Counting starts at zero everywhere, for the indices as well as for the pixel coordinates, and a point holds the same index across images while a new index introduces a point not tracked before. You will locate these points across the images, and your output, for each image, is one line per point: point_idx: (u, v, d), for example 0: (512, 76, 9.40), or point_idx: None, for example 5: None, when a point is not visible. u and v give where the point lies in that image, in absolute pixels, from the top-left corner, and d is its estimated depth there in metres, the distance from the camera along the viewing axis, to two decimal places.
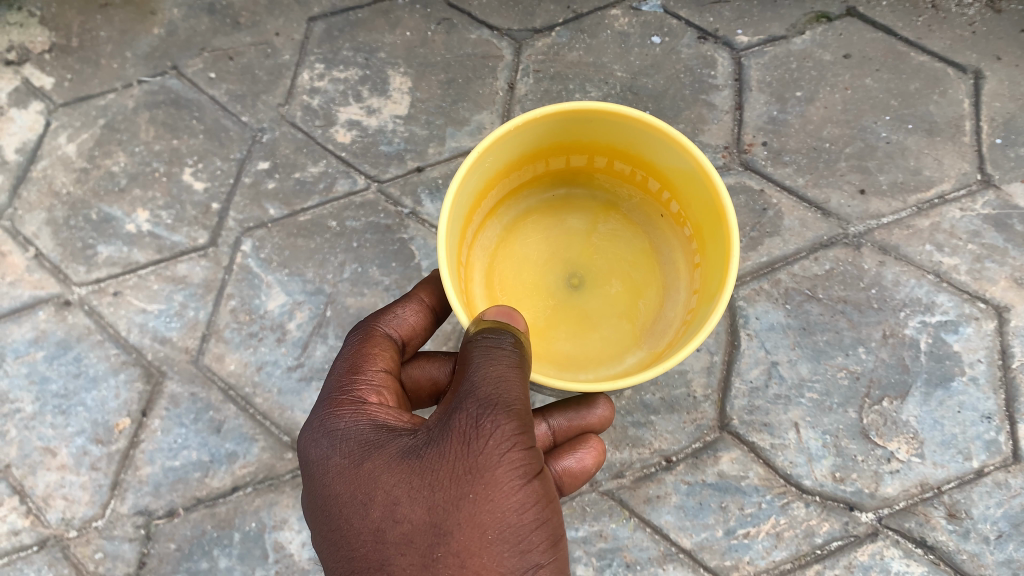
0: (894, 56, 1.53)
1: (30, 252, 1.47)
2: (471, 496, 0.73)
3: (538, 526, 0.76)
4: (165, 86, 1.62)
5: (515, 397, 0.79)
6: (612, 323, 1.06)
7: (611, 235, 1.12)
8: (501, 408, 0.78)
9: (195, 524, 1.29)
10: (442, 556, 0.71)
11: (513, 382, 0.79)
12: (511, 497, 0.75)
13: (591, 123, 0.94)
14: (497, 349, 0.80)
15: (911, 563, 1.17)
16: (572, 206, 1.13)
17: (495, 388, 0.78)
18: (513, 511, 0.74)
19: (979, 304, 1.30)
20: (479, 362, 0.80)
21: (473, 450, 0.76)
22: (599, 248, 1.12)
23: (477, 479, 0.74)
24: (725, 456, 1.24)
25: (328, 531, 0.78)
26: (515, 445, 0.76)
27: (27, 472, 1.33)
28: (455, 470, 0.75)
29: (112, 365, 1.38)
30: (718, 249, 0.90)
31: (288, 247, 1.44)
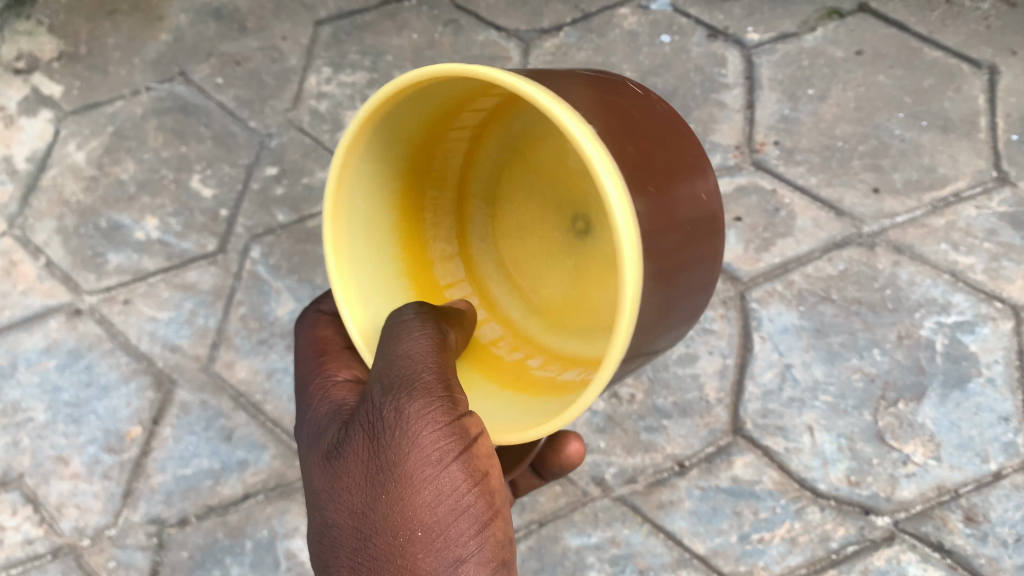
0: (907, 52, 1.51)
1: (41, 261, 1.47)
2: (385, 497, 0.72)
3: (458, 517, 0.70)
4: (173, 93, 1.63)
5: (418, 375, 0.73)
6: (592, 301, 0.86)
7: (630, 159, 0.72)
8: (406, 390, 0.73)
9: (208, 532, 1.27)
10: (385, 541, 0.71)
11: (410, 348, 0.74)
12: (428, 476, 0.71)
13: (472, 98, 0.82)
14: (403, 326, 0.76)
15: (929, 567, 1.14)
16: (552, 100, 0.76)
17: (399, 370, 0.74)
18: (427, 506, 0.70)
19: (995, 304, 1.28)
20: (392, 337, 0.76)
21: (386, 438, 0.73)
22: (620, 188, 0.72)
23: (391, 477, 0.72)
24: (739, 460, 1.22)
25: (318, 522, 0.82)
26: (425, 419, 0.71)
27: (40, 481, 1.32)
28: (398, 502, 0.71)
29: (122, 373, 1.37)
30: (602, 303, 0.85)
31: (298, 253, 1.43)
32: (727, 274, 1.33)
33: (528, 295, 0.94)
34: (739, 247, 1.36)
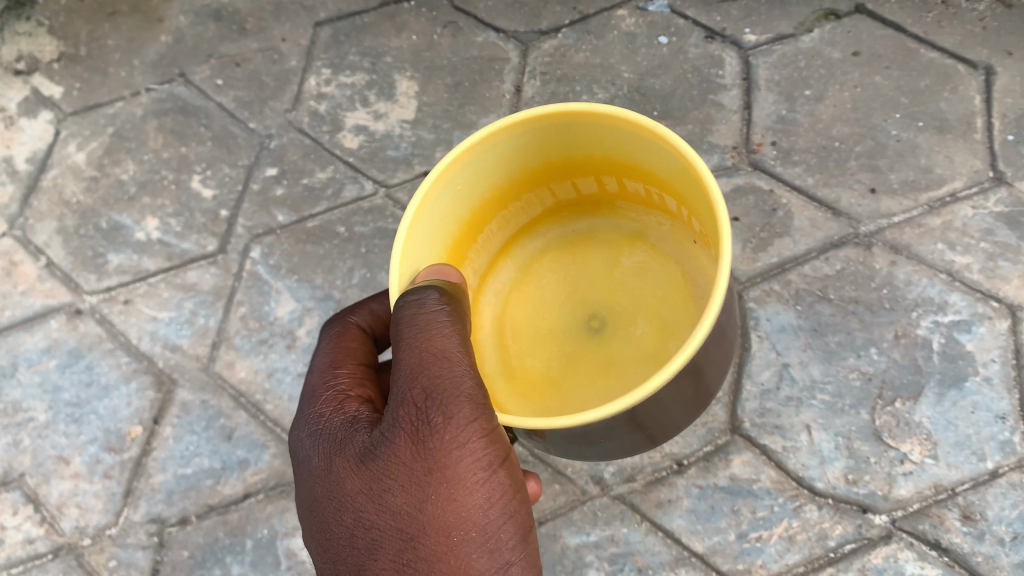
0: (904, 53, 1.52)
1: (42, 262, 1.48)
2: (432, 499, 0.73)
3: (504, 522, 0.74)
4: (172, 94, 1.63)
5: (462, 384, 0.76)
6: (635, 366, 1.07)
7: (637, 267, 1.14)
8: (450, 396, 0.75)
9: (208, 531, 1.27)
10: (435, 543, 0.72)
11: (455, 356, 0.77)
12: (479, 481, 0.74)
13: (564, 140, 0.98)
14: (438, 336, 0.78)
15: (926, 565, 1.15)
16: (593, 240, 1.17)
17: (440, 377, 0.76)
18: (478, 508, 0.73)
19: (991, 303, 1.28)
20: (431, 345, 0.77)
21: (431, 442, 0.74)
22: (621, 284, 1.14)
23: (438, 481, 0.73)
24: (736, 459, 1.23)
25: (315, 532, 0.79)
26: (473, 427, 0.74)
27: (41, 481, 1.33)
28: (447, 506, 0.73)
29: (123, 373, 1.38)
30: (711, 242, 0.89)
31: (297, 253, 1.44)
32: None
33: (548, 355, 1.12)
34: (737, 249, 1.38)
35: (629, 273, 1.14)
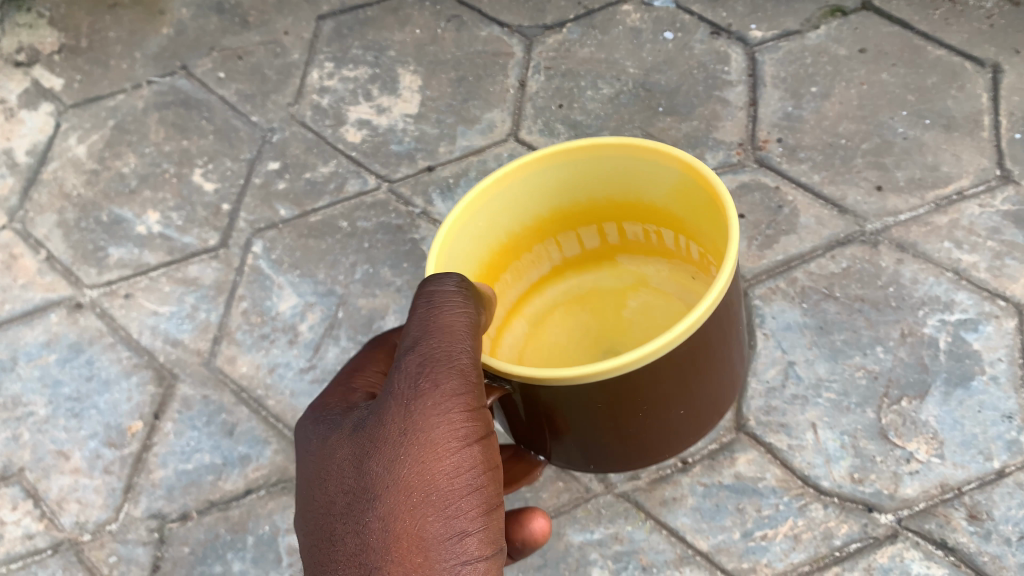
0: (911, 50, 1.52)
1: (42, 255, 1.47)
2: (400, 457, 0.69)
3: (468, 494, 0.69)
4: (174, 87, 1.63)
5: (459, 357, 0.72)
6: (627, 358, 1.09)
7: (646, 310, 1.08)
8: (436, 365, 0.72)
9: (209, 527, 1.24)
10: (397, 501, 0.68)
11: (450, 339, 0.73)
12: (446, 449, 0.69)
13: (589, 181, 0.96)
14: (448, 303, 0.74)
15: (932, 565, 1.13)
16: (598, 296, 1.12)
17: (438, 346, 0.72)
18: (443, 475, 0.69)
19: (999, 302, 1.28)
20: (424, 314, 0.74)
21: (410, 400, 0.71)
22: (634, 324, 1.09)
23: (409, 440, 0.70)
24: (741, 458, 1.22)
25: (304, 515, 0.75)
26: (453, 397, 0.70)
27: (40, 476, 1.30)
28: (411, 464, 0.69)
29: (124, 367, 1.36)
30: (716, 233, 0.88)
31: (300, 248, 1.43)
32: None
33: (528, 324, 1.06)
34: (742, 245, 1.37)
35: (644, 309, 1.08)
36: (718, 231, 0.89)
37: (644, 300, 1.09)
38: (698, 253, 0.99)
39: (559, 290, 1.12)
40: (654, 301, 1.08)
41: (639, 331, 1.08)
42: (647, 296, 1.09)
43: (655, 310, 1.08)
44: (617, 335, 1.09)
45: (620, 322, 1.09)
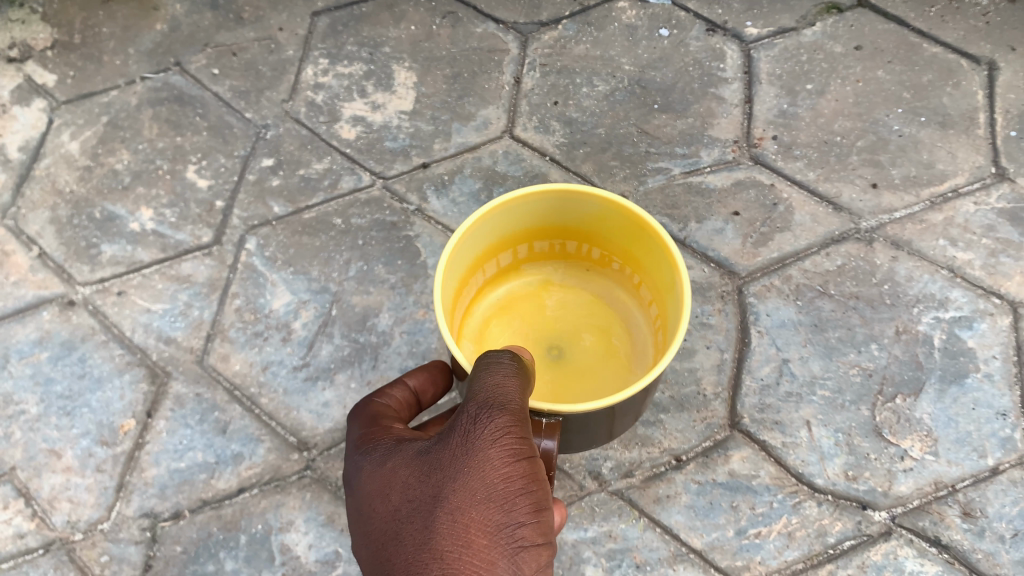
0: (906, 47, 1.53)
1: (34, 252, 1.45)
2: (462, 467, 0.72)
3: (525, 499, 0.72)
4: (169, 83, 1.63)
5: (513, 400, 0.78)
6: (602, 366, 1.17)
7: (561, 302, 1.22)
8: (495, 402, 0.77)
9: (202, 526, 1.21)
10: (461, 499, 0.70)
11: (506, 387, 0.79)
12: (506, 462, 0.73)
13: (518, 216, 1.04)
14: (500, 366, 0.81)
15: (926, 562, 1.12)
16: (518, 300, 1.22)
17: (494, 392, 0.78)
18: (501, 479, 0.72)
19: (993, 300, 1.28)
20: (481, 376, 0.80)
21: (472, 431, 0.75)
22: (556, 317, 1.21)
23: (469, 455, 0.73)
24: (736, 455, 1.21)
25: (358, 538, 0.76)
26: (507, 424, 0.75)
27: (32, 474, 1.26)
28: (474, 472, 0.72)
29: (116, 365, 1.34)
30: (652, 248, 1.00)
31: (293, 245, 1.43)
32: (724, 269, 1.34)
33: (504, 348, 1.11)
34: (736, 242, 1.37)
35: (562, 306, 1.22)
36: (647, 249, 1.03)
37: (563, 298, 1.23)
38: (600, 255, 1.15)
39: (493, 302, 1.21)
40: (571, 298, 1.23)
41: (565, 328, 1.20)
42: (575, 299, 1.22)
43: (577, 305, 1.22)
44: (551, 334, 1.20)
45: (549, 320, 1.21)
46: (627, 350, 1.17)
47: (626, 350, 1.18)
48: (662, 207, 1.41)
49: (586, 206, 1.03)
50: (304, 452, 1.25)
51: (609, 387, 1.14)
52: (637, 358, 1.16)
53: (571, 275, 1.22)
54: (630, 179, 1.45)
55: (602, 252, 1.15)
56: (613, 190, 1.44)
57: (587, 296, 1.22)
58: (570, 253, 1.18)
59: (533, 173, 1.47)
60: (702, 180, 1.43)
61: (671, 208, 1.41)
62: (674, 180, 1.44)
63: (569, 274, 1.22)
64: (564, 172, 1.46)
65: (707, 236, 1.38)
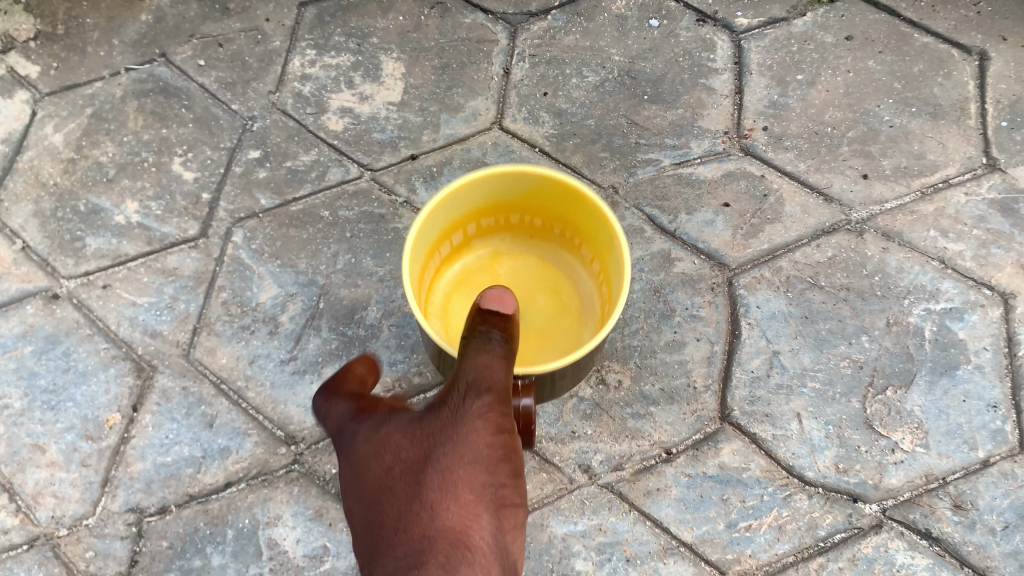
0: (897, 38, 1.53)
1: (18, 245, 1.43)
2: (451, 432, 0.75)
3: (506, 465, 0.75)
4: (153, 74, 1.61)
5: (499, 379, 0.82)
6: (560, 323, 1.23)
7: (513, 270, 1.26)
8: (481, 383, 0.80)
9: (188, 521, 1.20)
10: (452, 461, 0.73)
11: (493, 367, 0.82)
12: (491, 430, 0.76)
13: (464, 201, 1.10)
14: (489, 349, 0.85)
15: (916, 555, 1.12)
16: (473, 275, 1.26)
17: (481, 371, 0.82)
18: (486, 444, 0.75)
19: (984, 291, 1.27)
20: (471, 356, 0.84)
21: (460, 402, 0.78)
22: (510, 282, 1.26)
23: (457, 421, 0.76)
24: (726, 448, 1.20)
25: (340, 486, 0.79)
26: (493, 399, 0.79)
27: (15, 470, 1.25)
28: (464, 434, 0.75)
29: (101, 359, 1.32)
30: (592, 209, 1.07)
31: (280, 238, 1.42)
32: (715, 261, 1.34)
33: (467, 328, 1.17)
34: (727, 234, 1.36)
35: (513, 273, 1.26)
36: (585, 212, 1.10)
37: (513, 264, 1.27)
38: (541, 222, 1.20)
39: (448, 279, 1.24)
40: (520, 264, 1.27)
41: (520, 293, 1.25)
42: (522, 263, 1.27)
43: (526, 269, 1.26)
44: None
45: (503, 286, 1.25)
46: (577, 305, 1.24)
47: (576, 305, 1.24)
48: (652, 199, 1.40)
49: (521, 180, 1.09)
50: (292, 446, 1.24)
51: (567, 343, 1.21)
52: (587, 310, 1.23)
53: (517, 243, 1.25)
54: (619, 171, 1.44)
55: (543, 219, 1.19)
56: (604, 182, 1.43)
57: (535, 261, 1.26)
58: (514, 224, 1.22)
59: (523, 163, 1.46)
60: (692, 171, 1.43)
61: (662, 200, 1.40)
62: (664, 172, 1.43)
63: (515, 241, 1.25)
64: (553, 163, 1.46)
65: (698, 228, 1.37)
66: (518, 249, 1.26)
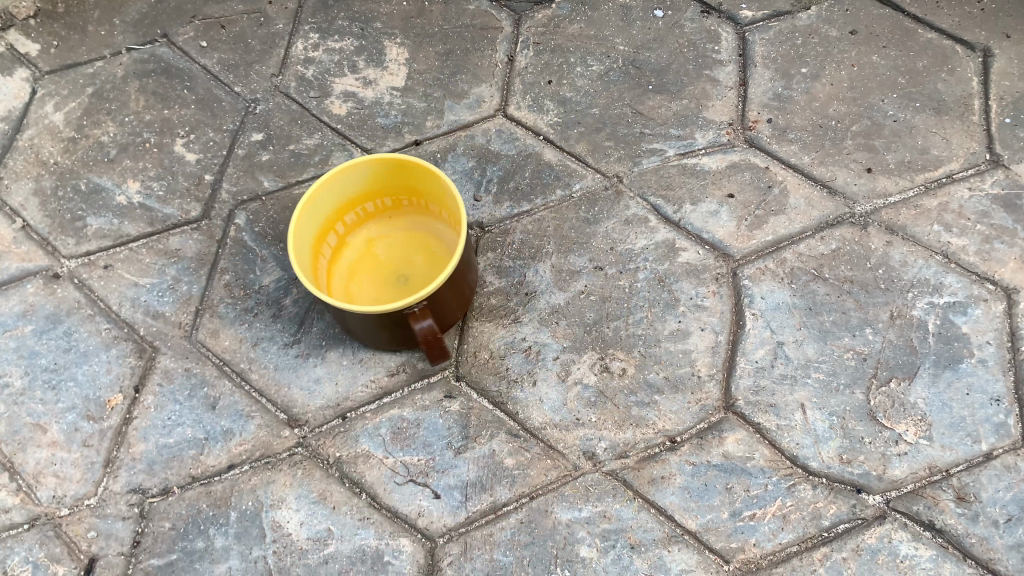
0: (901, 33, 1.54)
1: (18, 224, 1.42)
2: None
3: None
4: (155, 55, 1.60)
5: None
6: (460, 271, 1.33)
7: (387, 247, 1.39)
8: None
9: (190, 503, 1.19)
10: None
11: None
12: None
13: (321, 212, 1.27)
14: None
15: (920, 546, 1.12)
16: (358, 266, 1.37)
17: None
18: None
19: (987, 286, 1.28)
20: None
21: None
22: (390, 258, 1.38)
23: None
24: (730, 437, 1.21)
25: None
26: None
27: (15, 450, 1.23)
28: None
29: (103, 340, 1.31)
30: (424, 175, 1.28)
31: (284, 221, 1.41)
32: (719, 251, 1.35)
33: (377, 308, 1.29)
34: (731, 225, 1.37)
35: (388, 249, 1.39)
36: (417, 176, 1.29)
37: (388, 243, 1.39)
38: (401, 202, 1.37)
39: (342, 273, 1.36)
40: (392, 241, 1.39)
41: (397, 261, 1.37)
42: (392, 239, 1.39)
43: (397, 242, 1.39)
44: (391, 270, 1.36)
45: (383, 262, 1.38)
46: (444, 251, 1.36)
47: (444, 251, 1.36)
48: (657, 188, 1.41)
49: (354, 172, 1.27)
50: (296, 429, 1.24)
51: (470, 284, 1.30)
52: (451, 253, 1.35)
53: (382, 225, 1.40)
54: (624, 160, 1.45)
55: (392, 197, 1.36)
56: (609, 171, 1.44)
57: (401, 233, 1.39)
58: (371, 210, 1.37)
59: (527, 151, 1.47)
60: (697, 162, 1.44)
61: (666, 189, 1.41)
62: (669, 162, 1.44)
63: (378, 225, 1.39)
64: (559, 152, 1.46)
65: (702, 218, 1.38)
66: (384, 230, 1.40)
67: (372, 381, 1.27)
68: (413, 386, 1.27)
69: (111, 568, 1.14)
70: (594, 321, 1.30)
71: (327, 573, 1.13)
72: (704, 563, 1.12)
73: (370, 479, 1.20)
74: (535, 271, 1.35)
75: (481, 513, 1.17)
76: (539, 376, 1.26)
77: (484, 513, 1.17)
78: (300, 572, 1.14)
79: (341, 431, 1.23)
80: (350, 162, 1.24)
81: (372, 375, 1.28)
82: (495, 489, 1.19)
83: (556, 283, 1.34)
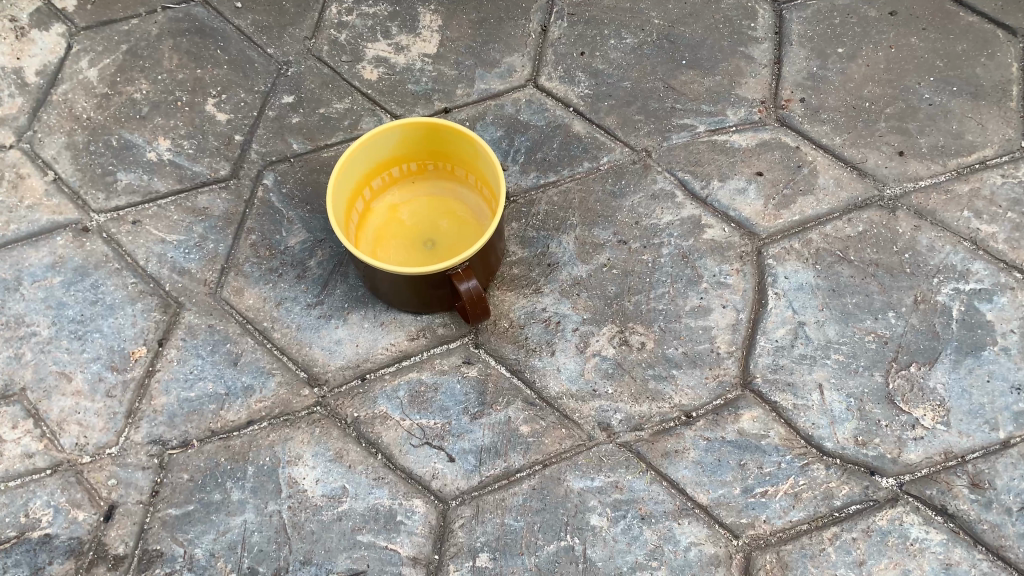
0: (943, 15, 1.52)
1: (50, 176, 1.43)
2: None
3: None
4: (190, 14, 1.61)
5: None
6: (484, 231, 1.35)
7: (411, 212, 1.39)
8: None
9: (209, 455, 1.21)
10: None
11: None
12: None
13: (353, 177, 1.27)
14: None
15: (931, 530, 1.11)
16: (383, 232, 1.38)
17: None
18: None
19: (1014, 275, 1.27)
20: None
21: None
22: (415, 224, 1.38)
23: None
24: (746, 414, 1.21)
25: None
26: None
27: (41, 397, 1.25)
28: None
29: (130, 293, 1.33)
30: (455, 138, 1.29)
31: (311, 183, 1.43)
32: (745, 229, 1.34)
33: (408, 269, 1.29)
34: (758, 203, 1.36)
35: (412, 214, 1.39)
36: (447, 139, 1.30)
37: (411, 208, 1.40)
38: (427, 166, 1.38)
39: (368, 241, 1.36)
40: (416, 206, 1.40)
41: (423, 225, 1.38)
42: (416, 204, 1.40)
43: (421, 207, 1.40)
44: (417, 234, 1.37)
45: (409, 227, 1.38)
46: (470, 214, 1.38)
47: (470, 214, 1.38)
48: (686, 164, 1.41)
49: (387, 135, 1.27)
50: (315, 388, 1.25)
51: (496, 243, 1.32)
52: (478, 216, 1.37)
53: (404, 190, 1.40)
54: (654, 135, 1.44)
55: (419, 161, 1.37)
56: (637, 145, 1.43)
57: (424, 198, 1.40)
58: (397, 175, 1.38)
59: (556, 123, 1.46)
60: (727, 139, 1.43)
61: (695, 165, 1.41)
62: (698, 138, 1.43)
63: (401, 190, 1.40)
64: (587, 124, 1.46)
65: (729, 196, 1.37)
66: (407, 195, 1.40)
67: (392, 344, 1.28)
68: (431, 351, 1.28)
69: (130, 515, 1.17)
70: (616, 294, 1.30)
71: (340, 529, 1.15)
72: (712, 537, 1.13)
73: (387, 439, 1.21)
74: (558, 243, 1.35)
75: (494, 478, 1.18)
76: (557, 346, 1.27)
77: (497, 478, 1.18)
78: (314, 527, 1.15)
79: (360, 391, 1.25)
80: (385, 125, 1.25)
81: (392, 339, 1.29)
82: (509, 455, 1.19)
83: (579, 255, 1.34)
